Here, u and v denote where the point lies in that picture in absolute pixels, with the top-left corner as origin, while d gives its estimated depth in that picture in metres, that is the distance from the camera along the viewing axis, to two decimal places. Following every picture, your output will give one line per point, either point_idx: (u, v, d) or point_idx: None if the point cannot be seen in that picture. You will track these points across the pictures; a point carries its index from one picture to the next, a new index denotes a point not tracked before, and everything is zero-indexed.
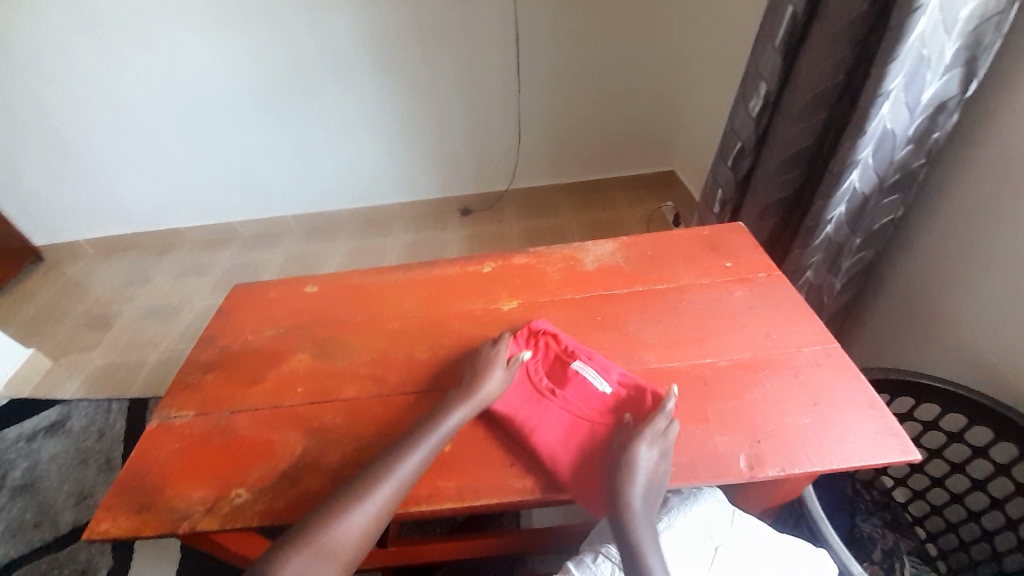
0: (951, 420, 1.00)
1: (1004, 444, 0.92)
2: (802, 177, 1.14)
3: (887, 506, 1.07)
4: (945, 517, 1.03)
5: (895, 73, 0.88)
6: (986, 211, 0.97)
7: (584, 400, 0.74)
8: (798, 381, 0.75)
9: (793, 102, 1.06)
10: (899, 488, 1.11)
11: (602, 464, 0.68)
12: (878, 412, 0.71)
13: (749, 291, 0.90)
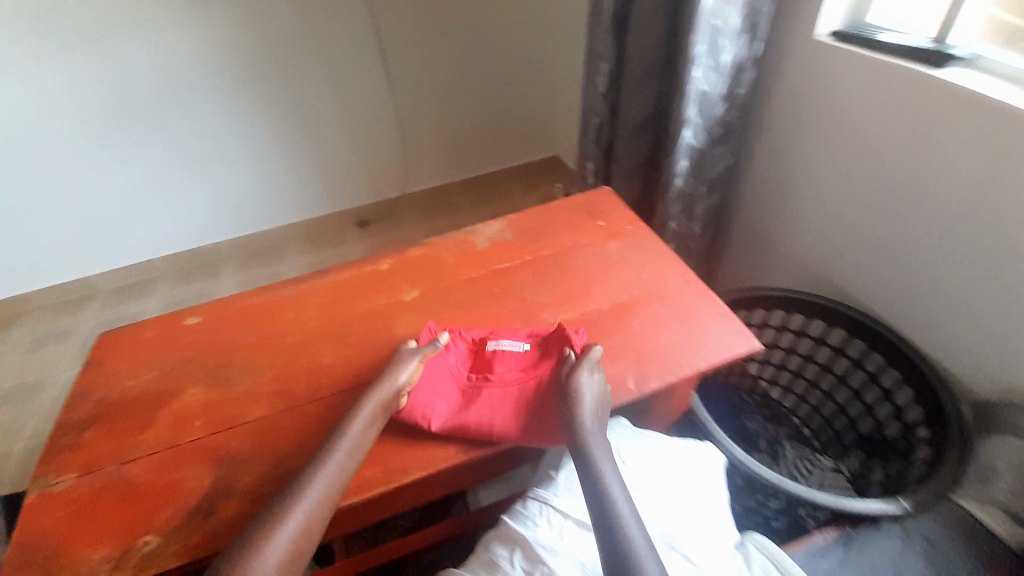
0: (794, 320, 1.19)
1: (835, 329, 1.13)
2: (652, 140, 1.30)
3: (767, 404, 1.28)
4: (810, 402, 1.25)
5: (697, 42, 1.05)
6: (790, 147, 1.20)
7: (499, 363, 0.79)
8: (666, 308, 0.88)
9: (631, 77, 1.22)
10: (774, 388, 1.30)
11: (545, 408, 0.74)
12: (728, 318, 0.86)
13: (620, 242, 1.02)
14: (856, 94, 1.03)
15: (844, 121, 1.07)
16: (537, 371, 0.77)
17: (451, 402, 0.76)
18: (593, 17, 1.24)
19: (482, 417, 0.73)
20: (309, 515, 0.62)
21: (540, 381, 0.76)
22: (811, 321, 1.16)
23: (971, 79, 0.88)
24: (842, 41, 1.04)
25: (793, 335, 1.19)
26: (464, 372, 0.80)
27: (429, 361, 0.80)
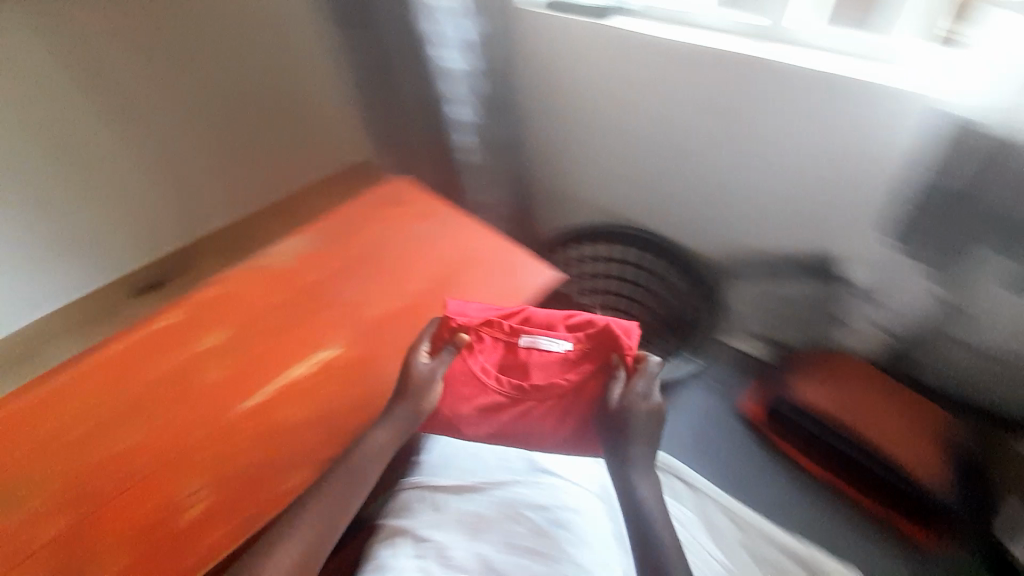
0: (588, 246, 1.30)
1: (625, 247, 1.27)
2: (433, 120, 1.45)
3: None
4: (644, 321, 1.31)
5: (429, 20, 1.30)
6: (540, 102, 1.36)
7: (538, 368, 0.83)
8: (474, 270, 0.98)
9: (400, 71, 1.46)
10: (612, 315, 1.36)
11: (585, 420, 0.79)
12: (529, 262, 0.99)
13: (423, 223, 1.07)
14: (563, 49, 1.23)
15: (566, 73, 1.26)
16: (576, 375, 0.81)
17: (490, 416, 0.81)
18: (364, 36, 1.46)
19: (524, 429, 0.80)
20: (301, 553, 0.62)
21: (580, 390, 0.81)
22: (603, 245, 1.29)
23: (629, 24, 1.11)
24: (544, 6, 1.21)
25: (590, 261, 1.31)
26: (497, 374, 0.83)
27: (454, 369, 0.83)
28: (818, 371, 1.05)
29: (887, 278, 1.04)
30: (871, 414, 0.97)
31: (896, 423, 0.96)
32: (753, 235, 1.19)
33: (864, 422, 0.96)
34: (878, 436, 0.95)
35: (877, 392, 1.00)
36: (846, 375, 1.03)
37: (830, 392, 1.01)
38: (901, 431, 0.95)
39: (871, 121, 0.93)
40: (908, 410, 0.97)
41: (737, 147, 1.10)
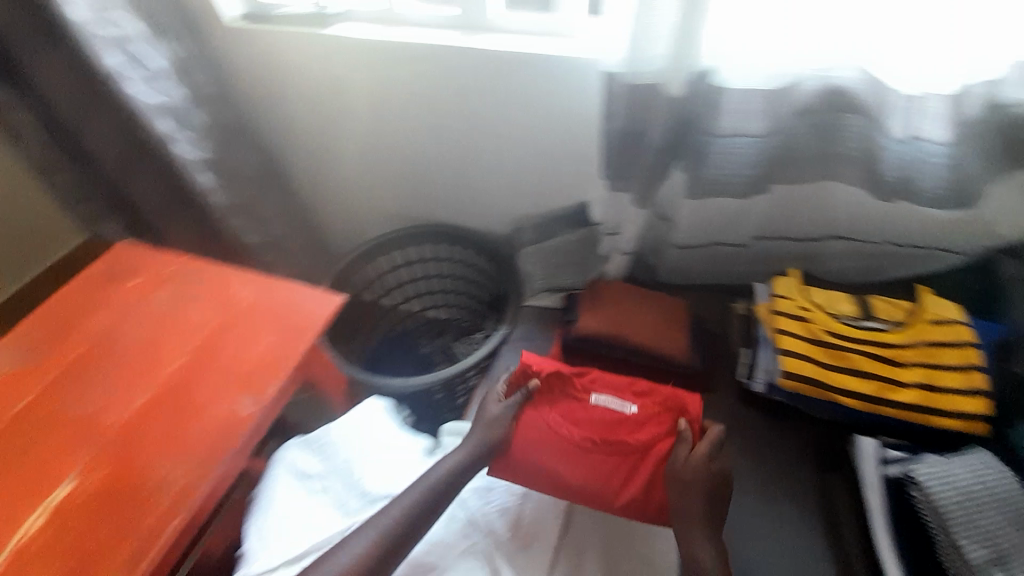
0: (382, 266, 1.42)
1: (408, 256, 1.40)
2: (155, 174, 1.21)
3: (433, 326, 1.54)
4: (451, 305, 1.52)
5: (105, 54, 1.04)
6: (291, 124, 1.36)
7: (600, 415, 0.85)
8: (241, 326, 0.87)
9: (73, 119, 1.12)
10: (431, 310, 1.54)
11: (640, 461, 0.81)
12: (306, 296, 0.91)
13: (170, 287, 0.94)
14: (291, 68, 1.24)
15: (303, 91, 1.27)
16: (639, 437, 0.82)
17: (566, 475, 0.81)
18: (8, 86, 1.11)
19: (584, 481, 0.81)
20: None
21: (641, 444, 0.82)
22: (394, 260, 1.41)
23: (343, 30, 1.14)
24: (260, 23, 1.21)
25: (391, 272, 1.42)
26: (585, 439, 0.83)
27: (526, 419, 0.86)
28: (587, 303, 1.03)
29: (616, 217, 1.00)
30: (633, 323, 0.97)
31: (654, 329, 0.97)
32: (515, 203, 1.30)
33: (631, 333, 0.96)
34: (644, 343, 0.95)
35: (635, 303, 1.00)
36: (604, 299, 1.02)
37: (598, 320, 0.98)
38: (658, 332, 0.96)
39: (561, 85, 1.05)
40: (662, 312, 0.99)
41: (472, 128, 1.19)
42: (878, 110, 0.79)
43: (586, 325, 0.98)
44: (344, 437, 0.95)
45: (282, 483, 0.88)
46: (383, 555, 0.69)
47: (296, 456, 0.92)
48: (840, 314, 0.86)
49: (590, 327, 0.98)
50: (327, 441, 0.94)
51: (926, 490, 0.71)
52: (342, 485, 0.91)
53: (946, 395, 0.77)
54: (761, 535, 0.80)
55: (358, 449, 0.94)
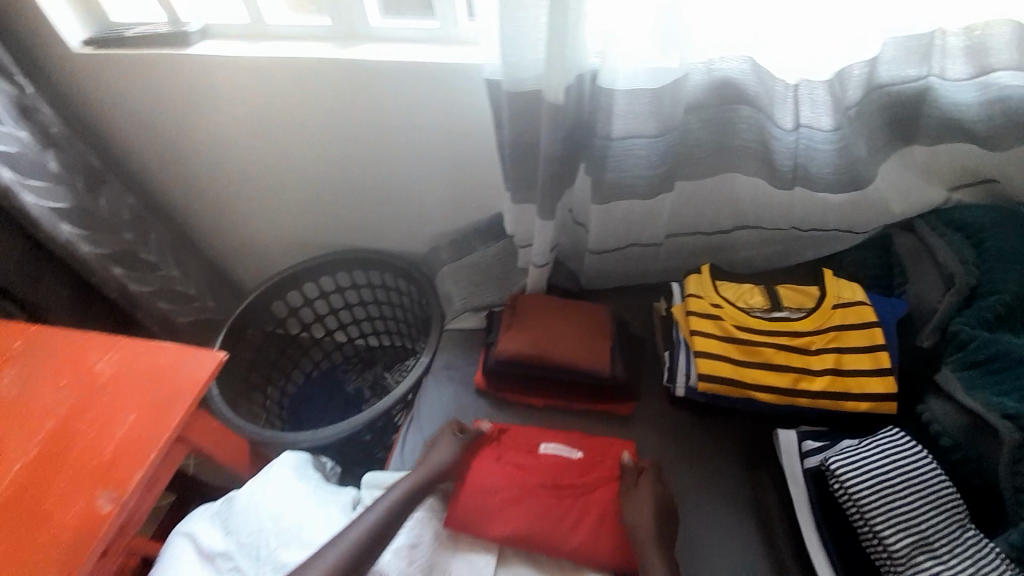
0: (293, 297, 1.31)
1: (316, 284, 1.31)
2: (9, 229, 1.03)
3: (359, 357, 1.46)
4: (375, 331, 1.43)
5: None
6: (167, 156, 1.19)
7: (550, 461, 0.82)
8: (106, 397, 0.76)
9: None
10: (356, 340, 1.45)
11: (592, 505, 0.77)
12: (181, 352, 0.80)
13: (11, 368, 0.79)
14: (152, 93, 1.08)
15: (172, 119, 1.11)
16: (590, 478, 0.80)
17: (516, 523, 0.75)
18: None
19: (535, 526, 0.74)
20: None
21: (592, 486, 0.79)
22: (303, 290, 1.31)
23: (211, 49, 1.00)
24: (96, 48, 1.03)
25: (308, 305, 1.33)
26: (536, 483, 0.78)
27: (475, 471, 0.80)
28: (506, 320, 0.97)
29: (528, 230, 0.95)
30: (553, 335, 0.92)
31: (575, 340, 0.92)
32: (429, 220, 1.22)
33: (550, 347, 0.91)
34: (565, 356, 0.90)
35: (555, 313, 0.96)
36: (523, 313, 0.96)
37: (517, 337, 0.93)
38: (578, 343, 0.91)
39: (454, 96, 0.98)
40: (583, 320, 0.95)
41: (370, 147, 1.10)
42: (765, 99, 0.78)
43: (506, 344, 0.93)
44: (255, 500, 0.83)
45: (182, 564, 0.77)
46: None
47: (202, 530, 0.82)
48: (752, 307, 0.85)
49: (510, 346, 0.92)
50: (236, 508, 0.83)
51: (844, 480, 0.70)
52: (253, 556, 0.78)
53: (856, 378, 0.77)
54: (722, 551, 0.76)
55: (269, 510, 0.82)
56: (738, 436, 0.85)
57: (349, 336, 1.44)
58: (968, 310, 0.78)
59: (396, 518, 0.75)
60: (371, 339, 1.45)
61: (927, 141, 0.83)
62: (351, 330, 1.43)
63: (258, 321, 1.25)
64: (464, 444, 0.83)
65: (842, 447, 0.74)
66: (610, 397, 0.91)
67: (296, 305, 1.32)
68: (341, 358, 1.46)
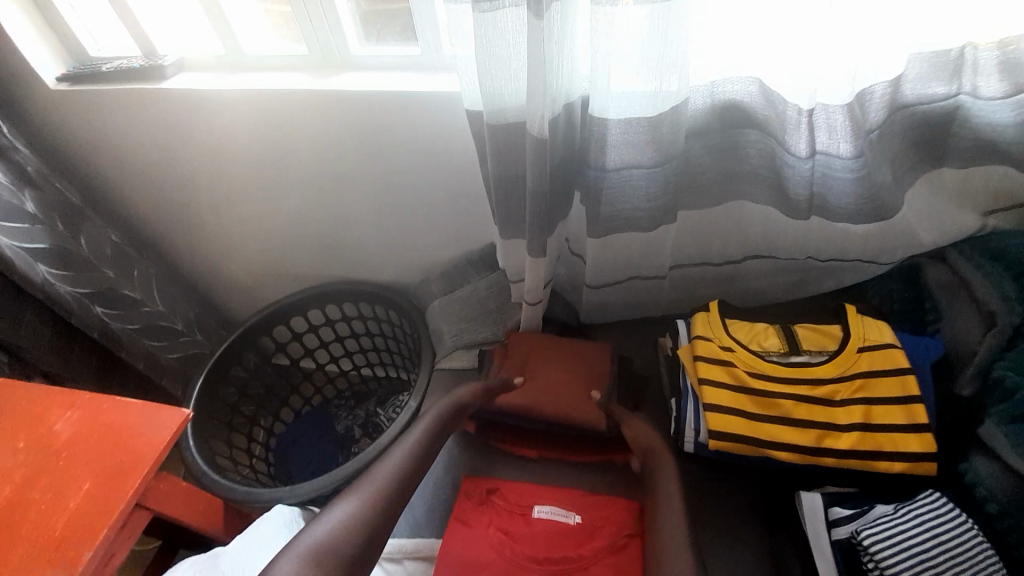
0: (281, 331, 1.26)
1: (306, 317, 1.26)
2: None
3: (352, 392, 1.40)
4: (368, 366, 1.38)
5: None
6: (149, 191, 1.15)
7: (543, 528, 0.77)
8: (65, 461, 0.70)
9: None
10: (348, 376, 1.39)
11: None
12: (147, 408, 0.75)
13: None
14: (130, 128, 1.03)
15: (152, 153, 1.07)
16: (586, 551, 0.74)
17: None
18: None
19: None
20: None
21: (587, 558, 0.74)
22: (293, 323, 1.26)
23: (188, 82, 0.96)
24: (69, 84, 0.99)
25: (297, 340, 1.28)
26: (529, 554, 0.74)
27: (466, 538, 0.76)
28: (500, 364, 0.90)
29: (521, 265, 0.88)
30: (549, 384, 0.85)
31: (572, 391, 0.84)
32: (420, 251, 1.16)
33: (545, 398, 0.84)
34: (561, 409, 0.83)
35: (554, 357, 0.88)
36: (518, 357, 0.89)
37: (511, 386, 0.86)
38: (576, 394, 0.84)
39: (439, 125, 0.92)
40: (583, 365, 0.87)
41: (355, 178, 1.04)
42: (773, 123, 0.70)
43: (499, 394, 0.86)
44: (247, 559, 0.81)
45: None
46: None
47: None
48: (767, 351, 0.77)
49: (504, 398, 0.85)
50: (225, 568, 0.80)
51: (879, 558, 0.62)
52: None
53: (888, 435, 0.68)
54: None
55: None
56: (752, 494, 0.77)
57: (341, 370, 1.38)
58: (1013, 354, 0.68)
59: (430, 443, 0.81)
60: (365, 372, 1.40)
61: (958, 164, 0.75)
62: (344, 363, 1.38)
63: (244, 357, 1.19)
64: (478, 396, 0.85)
65: (876, 515, 0.65)
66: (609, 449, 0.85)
67: (284, 339, 1.27)
68: (334, 394, 1.40)
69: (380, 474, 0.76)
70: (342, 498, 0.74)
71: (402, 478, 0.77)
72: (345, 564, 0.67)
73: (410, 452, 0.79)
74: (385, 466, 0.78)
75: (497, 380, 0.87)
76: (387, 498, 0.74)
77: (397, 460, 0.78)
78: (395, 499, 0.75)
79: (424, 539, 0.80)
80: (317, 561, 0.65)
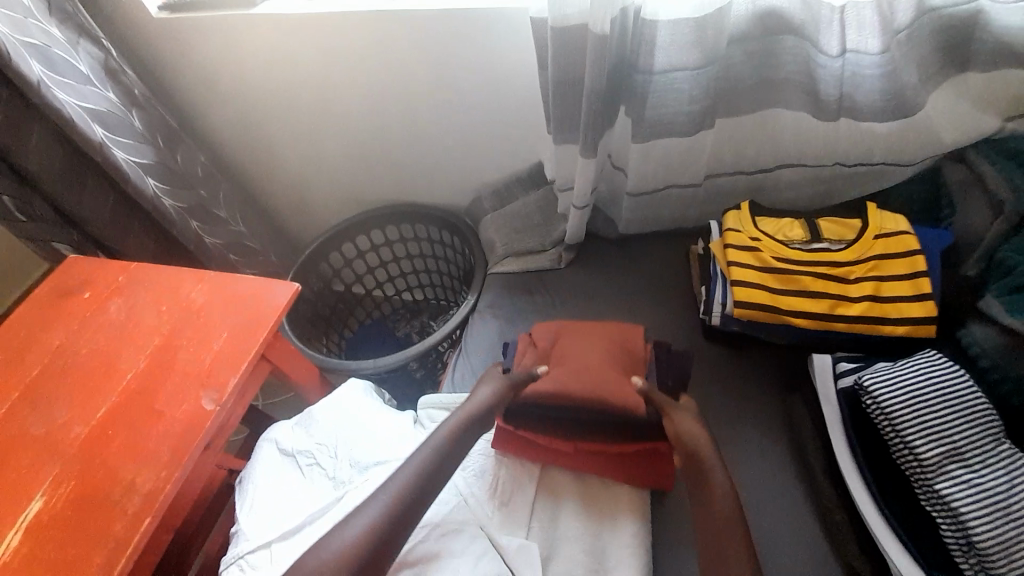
0: (348, 249, 1.40)
1: (368, 237, 1.40)
2: (104, 180, 1.16)
3: (407, 307, 1.56)
4: (422, 285, 1.52)
5: (28, 60, 0.95)
6: (232, 116, 1.29)
7: None
8: (201, 318, 0.87)
9: None
10: (405, 293, 1.55)
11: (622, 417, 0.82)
12: (259, 282, 0.91)
13: (121, 297, 0.92)
14: (218, 54, 1.16)
15: (236, 79, 1.20)
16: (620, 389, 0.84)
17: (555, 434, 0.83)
18: None
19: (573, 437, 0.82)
20: None
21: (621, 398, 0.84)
22: (358, 243, 1.40)
23: (271, 8, 1.07)
24: (169, 14, 1.12)
25: (360, 257, 1.42)
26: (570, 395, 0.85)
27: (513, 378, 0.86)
28: (526, 355, 0.91)
29: (569, 171, 0.99)
30: (576, 366, 0.84)
31: (602, 371, 0.82)
32: (471, 171, 1.28)
33: (574, 380, 0.82)
34: (591, 389, 0.80)
35: (582, 341, 0.87)
36: (545, 347, 0.90)
37: (539, 375, 0.85)
38: (607, 373, 0.82)
39: (497, 40, 1.02)
40: (611, 347, 0.86)
41: (415, 100, 1.15)
42: (808, 25, 0.78)
43: (527, 382, 0.85)
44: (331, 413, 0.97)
45: (269, 458, 0.93)
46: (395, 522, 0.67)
47: (282, 434, 0.96)
48: (790, 240, 0.86)
49: (532, 387, 0.83)
50: (315, 416, 0.96)
51: (877, 395, 0.73)
52: (331, 454, 0.92)
53: (895, 304, 0.78)
54: (761, 467, 0.80)
55: (343, 420, 0.95)
56: (772, 368, 0.89)
57: (398, 289, 1.54)
58: (1017, 237, 0.76)
59: (447, 454, 0.75)
60: (418, 292, 1.54)
61: (982, 66, 0.81)
62: (401, 283, 1.52)
63: (317, 270, 1.35)
64: (505, 390, 0.83)
65: (877, 368, 0.76)
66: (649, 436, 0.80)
67: (350, 256, 1.42)
68: (392, 310, 1.56)
69: (394, 486, 0.70)
70: (355, 512, 0.68)
71: (413, 496, 0.69)
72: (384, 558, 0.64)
73: (425, 462, 0.73)
74: (395, 481, 0.71)
75: (523, 370, 0.86)
76: (395, 521, 0.67)
77: (413, 470, 0.72)
78: (399, 528, 0.67)
79: None
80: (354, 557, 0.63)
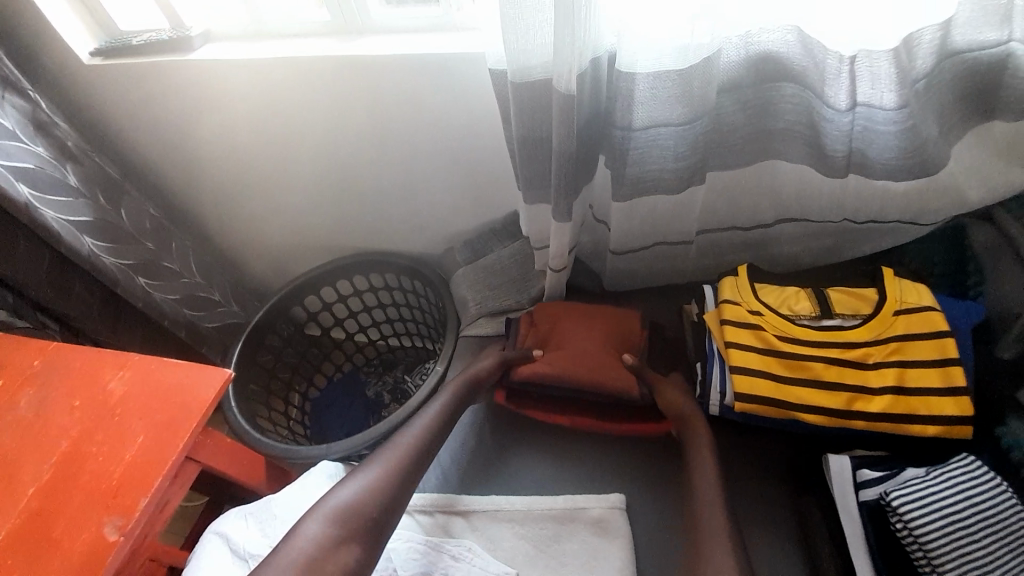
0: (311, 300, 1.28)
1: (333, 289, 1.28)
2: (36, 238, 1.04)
3: (380, 359, 1.44)
4: (395, 336, 1.41)
5: None
6: (181, 163, 1.18)
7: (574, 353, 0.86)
8: (116, 418, 0.75)
9: None
10: (377, 343, 1.43)
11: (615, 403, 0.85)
12: (187, 369, 0.80)
13: (33, 385, 0.80)
14: (160, 100, 1.06)
15: (182, 125, 1.09)
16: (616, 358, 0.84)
17: (553, 411, 0.86)
18: None
19: (570, 414, 0.85)
20: None
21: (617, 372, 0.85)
22: (323, 293, 1.28)
23: (212, 52, 0.97)
24: (102, 59, 1.02)
25: (327, 309, 1.30)
26: None
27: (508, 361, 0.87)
28: (525, 337, 0.91)
29: (544, 230, 0.87)
30: (569, 348, 0.85)
31: (598, 353, 0.84)
32: (443, 218, 1.17)
33: (568, 363, 0.83)
34: (585, 371, 0.82)
35: (576, 323, 0.88)
36: (542, 329, 0.90)
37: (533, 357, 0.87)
38: (600, 356, 0.83)
39: (460, 85, 0.92)
40: (605, 328, 0.87)
41: (372, 145, 1.05)
42: (812, 73, 0.67)
43: (521, 363, 0.86)
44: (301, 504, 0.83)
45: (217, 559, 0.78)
46: (388, 496, 0.73)
47: (232, 527, 0.82)
48: (797, 315, 0.74)
49: (527, 367, 0.85)
50: (275, 511, 0.83)
51: (909, 519, 0.62)
52: None
53: (921, 397, 0.67)
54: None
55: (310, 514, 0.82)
56: (778, 457, 0.77)
57: (370, 339, 1.42)
58: None
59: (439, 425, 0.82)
60: (392, 342, 1.43)
61: (1010, 118, 0.69)
62: (374, 334, 1.41)
63: (278, 327, 1.22)
64: (500, 366, 0.86)
65: (905, 479, 0.65)
66: (643, 415, 0.85)
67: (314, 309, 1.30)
68: (363, 363, 1.44)
69: (411, 433, 0.80)
70: (347, 478, 0.75)
71: (407, 470, 0.76)
72: (370, 522, 0.71)
73: (416, 438, 0.79)
74: (396, 445, 0.78)
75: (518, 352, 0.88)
76: (407, 466, 0.76)
77: (417, 431, 0.79)
78: (398, 493, 0.74)
79: (452, 495, 0.82)
80: (342, 518, 0.69)
